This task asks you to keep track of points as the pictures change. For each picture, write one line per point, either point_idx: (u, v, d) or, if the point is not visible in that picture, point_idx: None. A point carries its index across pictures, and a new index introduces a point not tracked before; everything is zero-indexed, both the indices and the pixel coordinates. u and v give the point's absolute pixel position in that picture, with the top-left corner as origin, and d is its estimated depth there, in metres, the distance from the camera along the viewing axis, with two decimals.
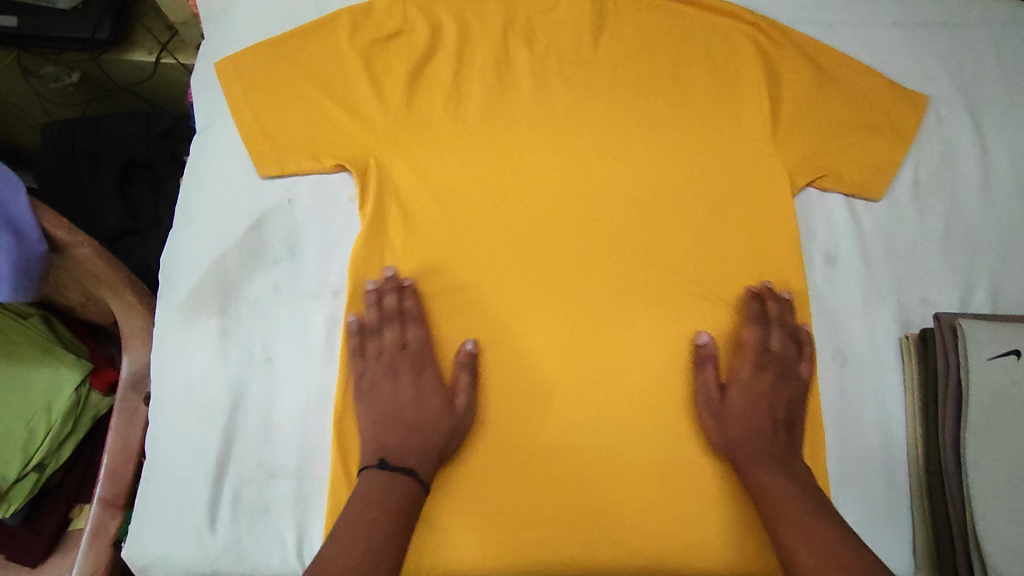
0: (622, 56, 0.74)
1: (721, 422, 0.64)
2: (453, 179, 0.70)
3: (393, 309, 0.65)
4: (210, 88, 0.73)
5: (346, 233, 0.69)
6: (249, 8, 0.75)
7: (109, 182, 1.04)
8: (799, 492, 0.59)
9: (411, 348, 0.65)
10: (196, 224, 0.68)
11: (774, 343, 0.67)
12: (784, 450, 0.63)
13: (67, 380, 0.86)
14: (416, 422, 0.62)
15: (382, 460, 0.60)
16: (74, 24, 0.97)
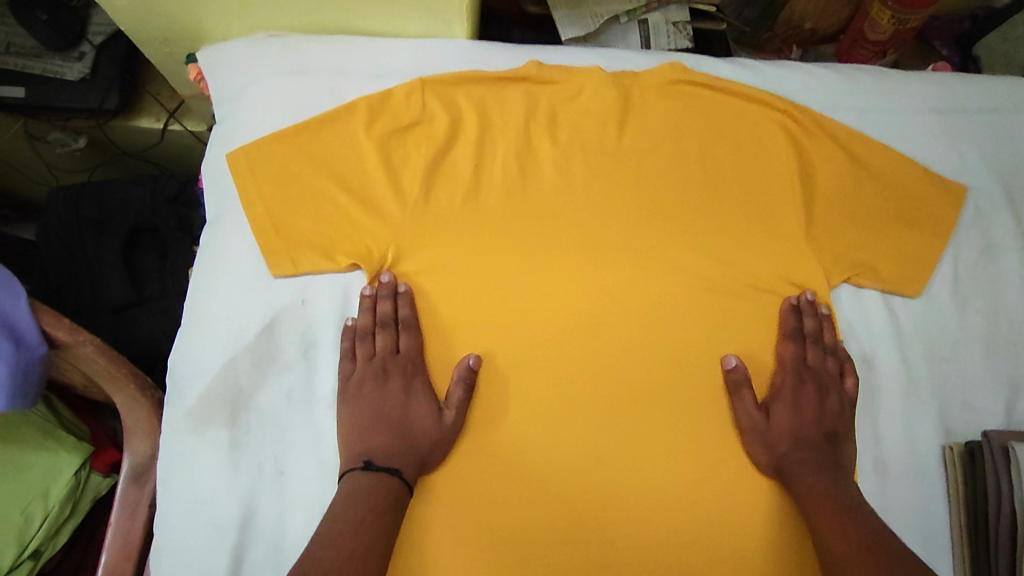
0: (650, 145, 0.71)
1: (764, 440, 0.64)
2: (474, 276, 0.67)
3: (387, 316, 0.65)
4: (221, 180, 0.71)
5: (365, 324, 0.65)
6: (261, 95, 0.72)
7: (115, 251, 1.01)
8: (847, 498, 0.59)
9: (402, 355, 0.65)
10: (206, 324, 0.65)
11: (849, 386, 0.67)
12: (831, 461, 0.63)
13: (66, 463, 0.80)
14: (402, 425, 0.62)
15: (366, 462, 0.60)
16: (81, 94, 0.95)
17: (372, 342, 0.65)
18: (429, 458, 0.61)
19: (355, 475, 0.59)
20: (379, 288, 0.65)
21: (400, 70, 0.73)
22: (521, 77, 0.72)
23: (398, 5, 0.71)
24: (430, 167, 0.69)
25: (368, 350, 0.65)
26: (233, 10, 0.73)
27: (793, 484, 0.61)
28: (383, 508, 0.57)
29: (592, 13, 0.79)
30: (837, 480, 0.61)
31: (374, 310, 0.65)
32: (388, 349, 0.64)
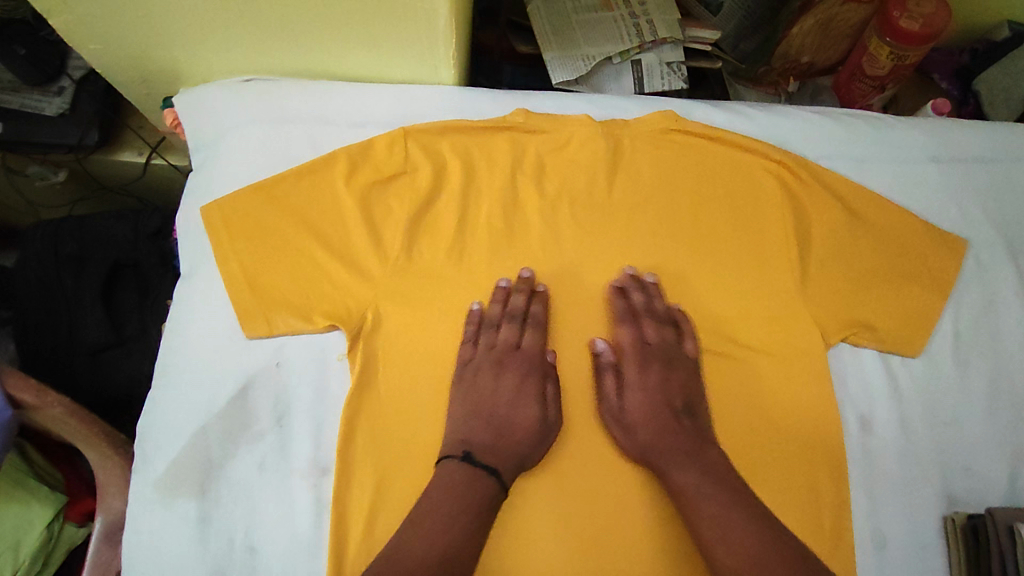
0: (640, 197, 0.69)
1: (625, 427, 0.61)
2: (454, 339, 0.65)
3: (518, 310, 0.64)
4: (196, 233, 0.69)
5: (494, 315, 0.65)
6: (238, 144, 0.70)
7: (93, 290, 0.98)
8: (711, 489, 0.57)
9: (522, 351, 0.64)
10: (176, 388, 0.63)
11: (690, 350, 0.65)
12: (695, 440, 0.60)
13: (39, 516, 0.77)
14: (502, 424, 0.61)
15: (464, 452, 0.58)
16: (61, 130, 0.92)
17: (496, 333, 0.65)
18: (528, 457, 0.60)
19: (452, 466, 0.58)
20: (517, 283, 0.65)
21: (382, 117, 0.70)
22: (507, 127, 0.70)
23: (379, 50, 0.68)
24: (412, 221, 0.66)
25: (490, 339, 0.65)
26: (209, 56, 0.70)
27: (664, 476, 0.59)
28: (476, 509, 0.55)
29: (583, 55, 0.77)
30: (701, 466, 0.58)
31: (506, 302, 0.65)
32: (509, 345, 0.64)
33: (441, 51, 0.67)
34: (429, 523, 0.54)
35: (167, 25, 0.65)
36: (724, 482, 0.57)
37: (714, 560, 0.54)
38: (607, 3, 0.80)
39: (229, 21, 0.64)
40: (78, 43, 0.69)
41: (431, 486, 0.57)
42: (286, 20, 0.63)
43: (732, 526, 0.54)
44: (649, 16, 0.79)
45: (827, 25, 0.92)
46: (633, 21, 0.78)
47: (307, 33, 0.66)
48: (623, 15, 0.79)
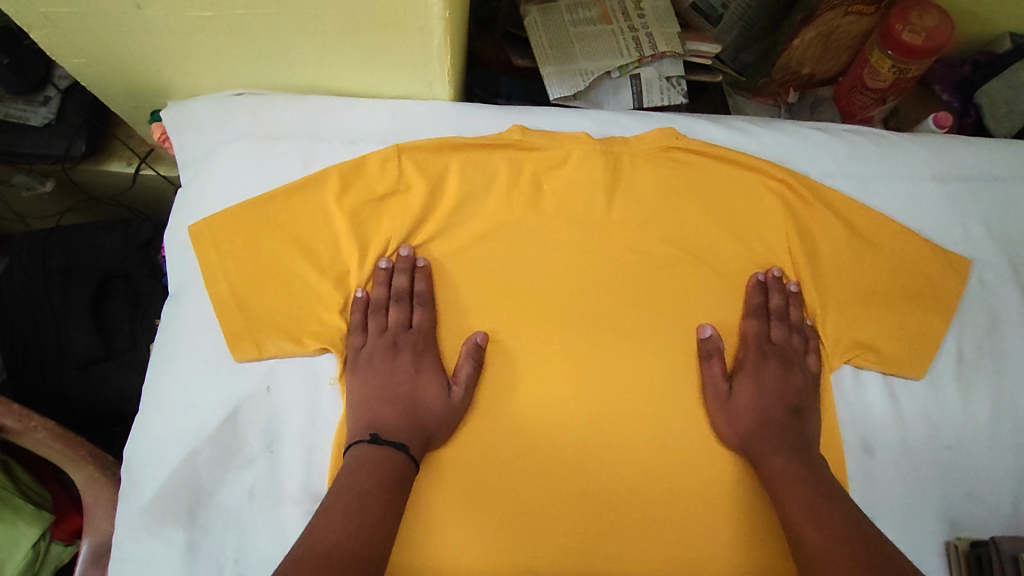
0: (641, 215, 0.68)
1: (728, 414, 0.61)
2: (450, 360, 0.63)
3: (402, 290, 0.63)
4: (184, 252, 0.67)
5: (379, 297, 0.63)
6: (228, 159, 0.68)
7: (83, 302, 0.96)
8: (809, 478, 0.56)
9: (415, 329, 0.63)
10: (163, 413, 0.61)
11: (812, 365, 0.65)
12: (799, 437, 0.60)
13: (25, 535, 0.74)
14: (409, 400, 0.60)
15: (372, 435, 0.57)
16: (46, 141, 0.91)
17: (385, 315, 0.63)
18: (437, 432, 0.59)
19: (364, 449, 0.56)
20: (399, 261, 0.64)
21: (376, 134, 0.69)
22: (503, 144, 0.69)
23: (372, 68, 0.66)
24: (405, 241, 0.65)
25: (380, 322, 0.63)
26: (198, 71, 0.68)
27: (760, 468, 0.59)
28: (385, 486, 0.54)
29: (581, 70, 0.76)
30: (802, 458, 0.58)
31: (389, 284, 0.64)
32: (399, 325, 0.63)
33: (436, 67, 0.65)
34: (336, 506, 0.52)
35: (153, 40, 0.63)
36: (820, 473, 0.57)
37: (803, 544, 0.53)
38: (605, 16, 0.79)
39: (217, 39, 0.62)
40: (63, 57, 0.67)
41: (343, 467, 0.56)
42: (277, 39, 0.62)
43: (821, 511, 0.54)
44: (648, 29, 0.78)
45: (827, 37, 0.92)
46: (632, 34, 0.77)
47: (295, 53, 0.64)
48: (621, 28, 0.78)
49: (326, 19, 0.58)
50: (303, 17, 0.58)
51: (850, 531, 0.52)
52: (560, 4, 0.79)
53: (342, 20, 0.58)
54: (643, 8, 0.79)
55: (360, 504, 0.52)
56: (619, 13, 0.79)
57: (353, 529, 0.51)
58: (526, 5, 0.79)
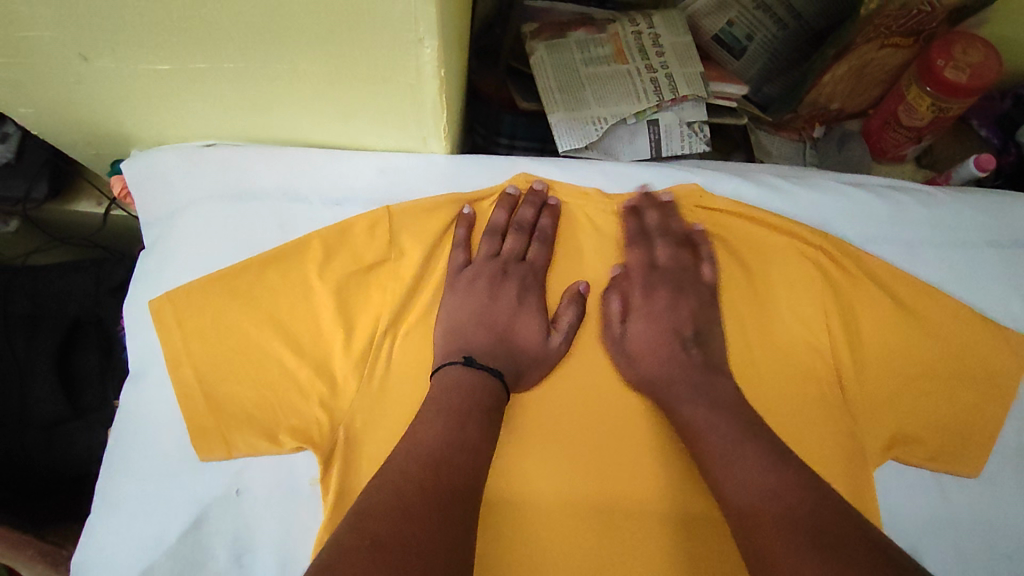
0: (637, 289, 0.60)
1: (626, 357, 0.57)
2: None
3: (525, 222, 0.60)
4: (145, 326, 0.59)
5: (500, 222, 0.60)
6: (196, 224, 0.61)
7: (47, 356, 0.88)
8: (720, 420, 0.51)
9: (527, 263, 0.60)
10: (116, 517, 0.54)
11: (707, 275, 0.60)
12: (704, 370, 0.55)
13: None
14: (504, 331, 0.57)
15: (468, 358, 0.54)
16: (6, 183, 0.84)
17: (501, 242, 0.60)
18: (528, 371, 0.56)
19: (460, 370, 0.53)
20: (530, 194, 0.61)
21: (362, 194, 0.61)
22: (504, 200, 0.61)
23: (358, 122, 0.58)
24: (392, 317, 0.58)
25: (493, 247, 0.60)
26: (162, 122, 0.61)
27: (671, 410, 0.54)
28: (482, 407, 0.51)
29: (594, 117, 0.68)
30: (708, 396, 0.54)
31: (513, 212, 0.61)
32: (509, 257, 0.60)
33: (431, 124, 0.57)
34: (431, 420, 0.50)
35: (107, 90, 0.56)
36: (733, 412, 0.52)
37: (727, 498, 0.48)
38: (619, 54, 0.71)
39: (181, 92, 0.55)
40: (10, 108, 0.60)
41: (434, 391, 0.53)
42: (249, 93, 0.54)
43: (732, 463, 0.49)
44: (668, 69, 0.71)
45: (860, 71, 0.83)
46: (650, 75, 0.70)
47: (269, 106, 0.56)
48: (638, 68, 0.70)
49: (303, 77, 0.50)
50: (276, 74, 0.50)
51: (773, 477, 0.47)
52: (570, 40, 0.72)
53: (322, 77, 0.50)
54: (662, 44, 0.72)
55: (458, 422, 0.49)
56: (636, 50, 0.72)
57: (452, 442, 0.48)
58: (532, 41, 0.71)
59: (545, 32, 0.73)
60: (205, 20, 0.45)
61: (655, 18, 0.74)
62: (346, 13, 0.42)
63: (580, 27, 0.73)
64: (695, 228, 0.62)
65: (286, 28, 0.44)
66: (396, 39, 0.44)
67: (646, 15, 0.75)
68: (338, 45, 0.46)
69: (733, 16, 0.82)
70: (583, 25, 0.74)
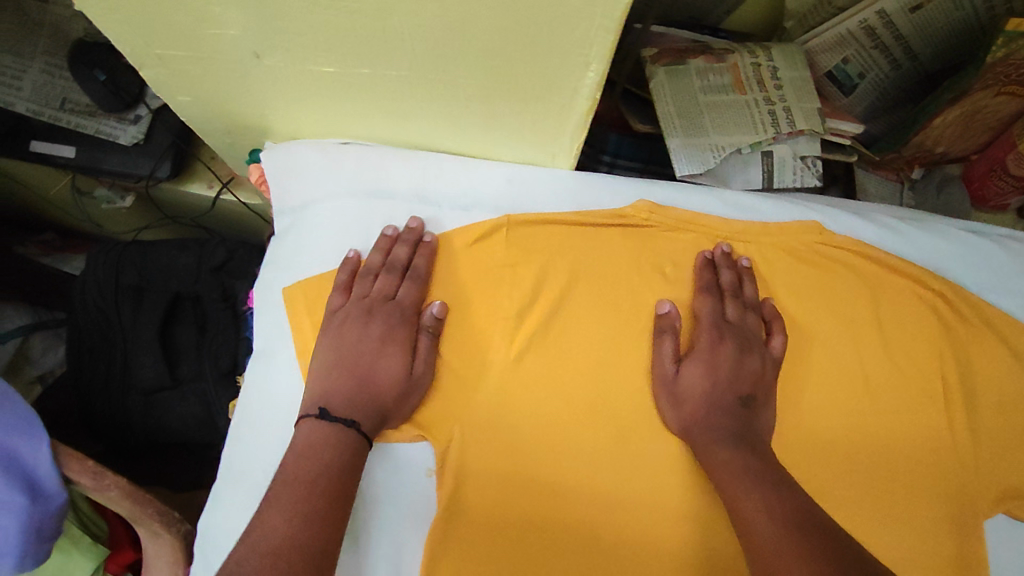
0: (707, 336, 0.57)
1: (671, 398, 0.56)
2: (548, 455, 0.56)
3: (399, 261, 0.60)
4: (274, 309, 0.63)
5: (374, 264, 0.60)
6: (331, 218, 0.64)
7: (153, 327, 0.93)
8: (750, 467, 0.50)
9: (396, 303, 0.59)
10: (242, 483, 0.57)
11: (776, 347, 0.59)
12: (744, 429, 0.53)
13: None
14: (365, 373, 0.55)
15: (321, 410, 0.53)
16: (133, 161, 0.90)
17: (371, 283, 0.60)
18: (393, 411, 0.55)
19: (315, 424, 0.52)
20: (404, 232, 0.61)
21: (490, 201, 0.64)
22: (624, 220, 0.63)
23: (495, 134, 0.60)
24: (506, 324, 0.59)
25: (364, 288, 0.60)
26: (305, 118, 0.64)
27: (703, 460, 0.52)
28: (352, 455, 0.51)
29: (711, 144, 0.69)
30: (748, 449, 0.51)
31: (387, 253, 0.61)
32: (563, 289, 0.60)
33: (567, 142, 0.59)
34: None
35: (265, 86, 0.59)
36: (766, 462, 0.51)
37: (753, 541, 0.45)
38: (738, 84, 0.73)
39: (337, 94, 0.58)
40: (169, 95, 0.64)
41: (291, 448, 0.51)
42: (401, 101, 0.57)
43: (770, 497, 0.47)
44: (786, 102, 0.72)
45: (971, 117, 0.82)
46: (769, 108, 0.71)
47: (414, 114, 0.59)
48: (756, 99, 0.72)
49: (461, 90, 0.53)
50: (433, 86, 0.53)
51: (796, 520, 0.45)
52: (690, 66, 0.73)
53: (478, 91, 0.53)
54: (780, 78, 0.73)
55: (328, 467, 0.49)
56: (754, 81, 0.73)
57: (313, 489, 0.47)
58: (652, 65, 0.73)
59: (665, 57, 0.74)
60: (384, 33, 0.47)
61: (775, 51, 0.75)
62: (526, 36, 0.44)
63: (700, 54, 0.74)
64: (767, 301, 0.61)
65: (463, 47, 0.47)
66: (566, 62, 0.47)
67: (765, 47, 0.76)
68: (505, 63, 0.48)
69: (851, 53, 0.79)
70: (702, 52, 0.75)
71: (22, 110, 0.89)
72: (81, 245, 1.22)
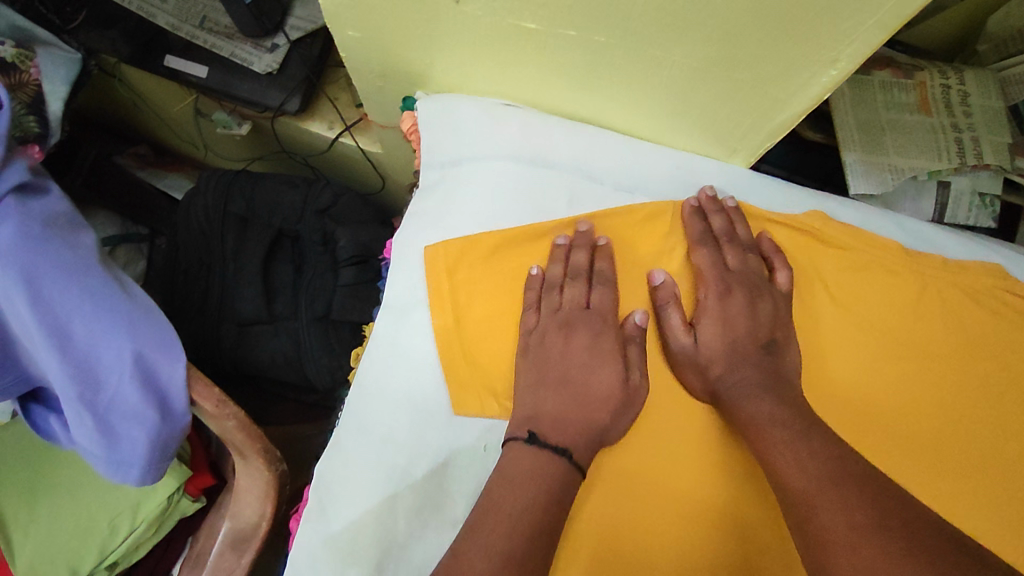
0: (712, 291, 0.55)
1: (695, 368, 0.53)
2: (687, 463, 0.53)
3: (581, 268, 0.55)
4: (412, 263, 0.58)
5: (556, 275, 0.56)
6: (480, 178, 0.60)
7: (254, 259, 0.92)
8: (834, 477, 0.43)
9: (592, 312, 0.55)
10: (365, 437, 0.53)
11: (783, 282, 0.56)
12: (801, 419, 0.48)
13: (162, 484, 0.70)
14: (582, 387, 0.52)
15: (530, 433, 0.50)
16: (263, 90, 0.88)
17: (558, 296, 0.56)
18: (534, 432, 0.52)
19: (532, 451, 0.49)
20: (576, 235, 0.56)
21: (655, 186, 0.60)
22: (795, 227, 0.58)
23: (679, 119, 0.57)
24: (675, 316, 0.54)
25: (553, 303, 0.55)
26: (475, 71, 0.61)
27: (767, 464, 0.47)
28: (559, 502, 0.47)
29: (890, 166, 0.65)
30: (813, 444, 0.46)
31: (567, 262, 0.56)
32: (741, 274, 0.55)
33: (758, 138, 0.55)
34: (775, 435, 0.47)
35: (450, 34, 0.57)
36: (853, 470, 0.44)
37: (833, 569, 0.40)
38: (924, 106, 0.68)
39: (524, 53, 0.55)
40: (341, 28, 0.61)
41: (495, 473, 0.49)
42: (593, 70, 0.54)
43: (843, 511, 0.41)
44: (974, 132, 0.67)
45: None
46: (955, 135, 0.67)
47: (601, 84, 0.56)
48: (942, 124, 0.67)
49: (669, 67, 0.50)
50: (639, 58, 0.50)
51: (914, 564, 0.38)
52: (874, 78, 0.69)
53: (687, 73, 0.50)
54: (971, 104, 0.68)
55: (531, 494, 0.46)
56: (942, 105, 0.68)
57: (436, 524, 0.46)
58: None
59: None
60: None
61: (967, 75, 0.70)
62: (787, 20, 0.42)
63: (886, 67, 0.70)
64: (946, 337, 0.56)
65: (697, 20, 0.44)
66: (810, 53, 0.44)
67: (957, 69, 0.71)
68: (734, 46, 0.45)
69: None
70: (888, 66, 0.70)
71: (161, 23, 0.89)
72: (175, 164, 1.20)
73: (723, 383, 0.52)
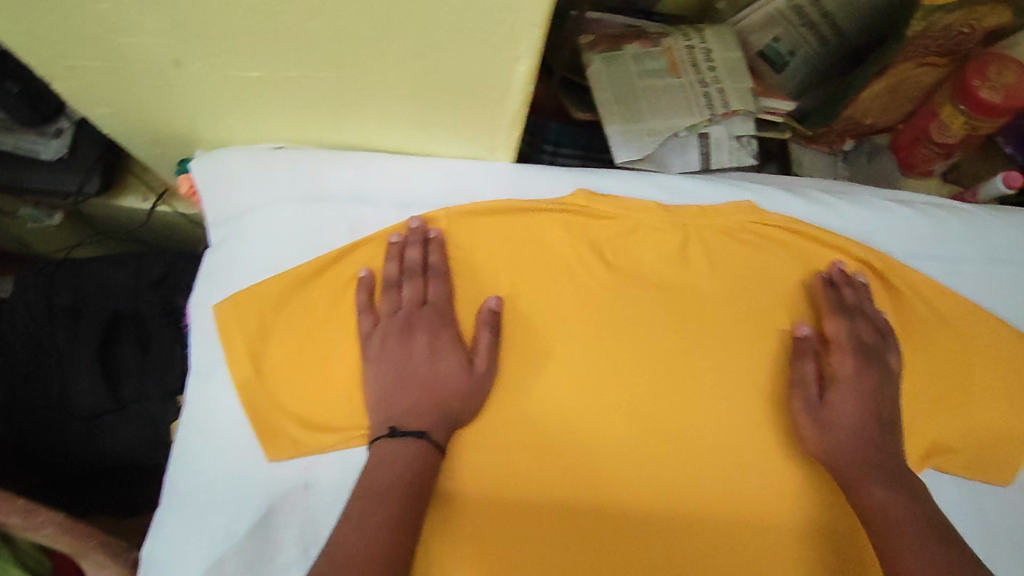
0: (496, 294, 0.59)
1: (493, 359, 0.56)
2: (495, 451, 0.56)
3: (415, 264, 0.58)
4: (207, 325, 0.58)
5: (391, 274, 0.58)
6: (261, 225, 0.61)
7: (88, 349, 0.88)
8: (920, 519, 0.51)
9: (431, 305, 0.57)
10: (187, 508, 0.53)
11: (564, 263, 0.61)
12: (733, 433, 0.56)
13: None
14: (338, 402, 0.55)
15: (393, 429, 0.52)
16: (57, 176, 0.85)
17: (398, 292, 0.58)
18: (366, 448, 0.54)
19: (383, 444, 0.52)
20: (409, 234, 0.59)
21: (427, 198, 0.62)
22: (562, 210, 0.62)
23: (431, 129, 0.59)
24: (804, 394, 0.58)
25: (393, 301, 0.57)
26: (236, 122, 0.62)
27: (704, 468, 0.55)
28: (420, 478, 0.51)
29: (649, 129, 0.70)
30: (906, 488, 0.54)
31: (401, 259, 0.58)
32: (839, 344, 0.60)
33: (505, 132, 0.58)
34: (871, 476, 0.55)
35: (193, 94, 0.57)
36: (932, 515, 0.52)
37: None
38: (673, 68, 0.74)
39: (269, 98, 0.56)
40: (87, 106, 0.60)
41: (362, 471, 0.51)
42: (335, 102, 0.56)
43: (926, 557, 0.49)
44: (720, 83, 0.73)
45: (894, 89, 0.87)
46: (702, 90, 0.73)
47: (349, 114, 0.58)
48: (691, 82, 0.73)
49: (393, 86, 0.52)
50: (365, 84, 0.52)
51: None
52: (627, 52, 0.74)
53: (412, 88, 0.52)
54: (714, 59, 0.75)
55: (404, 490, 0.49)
56: (688, 65, 0.74)
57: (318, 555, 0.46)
58: (588, 52, 0.73)
59: (601, 45, 0.74)
60: (308, 30, 0.46)
61: (707, 33, 0.76)
62: (460, 28, 0.44)
63: (635, 40, 0.75)
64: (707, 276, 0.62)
65: (389, 43, 0.46)
66: (498, 53, 0.47)
67: (698, 30, 0.77)
68: (435, 59, 0.48)
69: (781, 32, 0.84)
70: (637, 38, 0.75)
71: None
72: None
73: (847, 459, 0.56)
